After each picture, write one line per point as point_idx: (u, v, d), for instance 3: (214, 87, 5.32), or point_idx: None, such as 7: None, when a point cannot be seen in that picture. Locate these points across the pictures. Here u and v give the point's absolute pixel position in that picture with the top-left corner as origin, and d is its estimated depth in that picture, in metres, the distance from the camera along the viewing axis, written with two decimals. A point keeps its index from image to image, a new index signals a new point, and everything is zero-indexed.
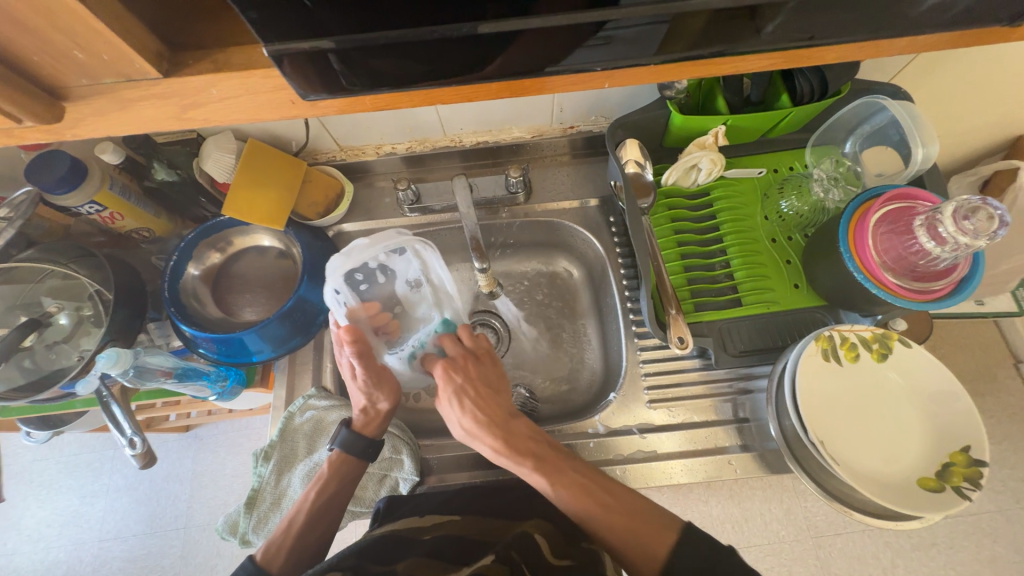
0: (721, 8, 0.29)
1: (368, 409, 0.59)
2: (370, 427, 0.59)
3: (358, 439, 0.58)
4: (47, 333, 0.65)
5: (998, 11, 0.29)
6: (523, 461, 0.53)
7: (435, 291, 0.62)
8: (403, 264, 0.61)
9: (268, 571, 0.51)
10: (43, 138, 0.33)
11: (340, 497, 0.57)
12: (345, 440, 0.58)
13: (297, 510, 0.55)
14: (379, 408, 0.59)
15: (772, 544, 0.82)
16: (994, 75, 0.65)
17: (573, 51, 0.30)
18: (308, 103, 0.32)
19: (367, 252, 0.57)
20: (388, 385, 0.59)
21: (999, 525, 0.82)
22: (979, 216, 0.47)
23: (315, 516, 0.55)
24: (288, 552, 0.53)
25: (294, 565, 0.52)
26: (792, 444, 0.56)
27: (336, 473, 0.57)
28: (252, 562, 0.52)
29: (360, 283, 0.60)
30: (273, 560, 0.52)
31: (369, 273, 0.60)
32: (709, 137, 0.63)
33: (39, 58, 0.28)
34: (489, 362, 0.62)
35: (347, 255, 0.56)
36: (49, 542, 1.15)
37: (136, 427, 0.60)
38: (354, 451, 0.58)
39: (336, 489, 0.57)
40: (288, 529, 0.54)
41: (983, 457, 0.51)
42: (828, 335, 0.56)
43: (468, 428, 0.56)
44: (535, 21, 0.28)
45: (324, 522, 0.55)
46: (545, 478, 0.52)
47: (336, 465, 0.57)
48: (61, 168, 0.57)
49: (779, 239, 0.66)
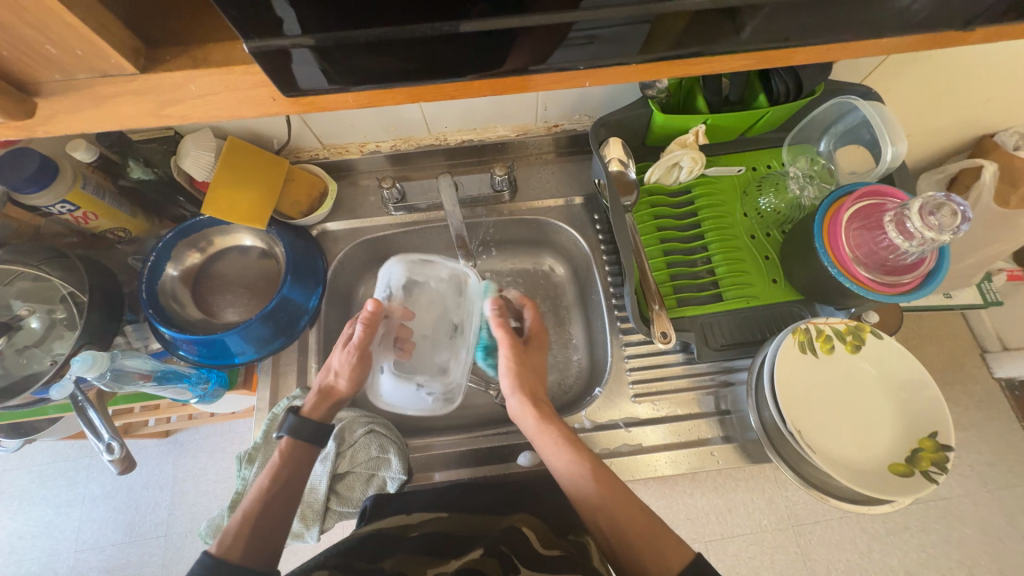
0: (698, 9, 0.29)
1: (324, 390, 0.61)
2: (317, 411, 0.60)
3: (306, 425, 0.58)
4: (16, 338, 0.63)
5: (956, 16, 0.31)
6: (561, 436, 0.55)
7: (466, 341, 0.65)
8: (452, 300, 0.67)
9: (228, 561, 0.47)
10: (12, 135, 0.32)
11: (296, 481, 0.55)
12: (292, 426, 0.57)
13: (248, 499, 0.52)
14: (341, 387, 0.61)
15: (754, 533, 0.85)
16: (957, 77, 0.68)
17: (557, 51, 0.31)
18: (290, 100, 0.32)
19: (438, 267, 0.67)
20: (358, 373, 0.61)
21: (967, 507, 0.86)
22: (943, 212, 0.49)
23: (271, 504, 0.53)
24: (247, 540, 0.49)
25: (255, 553, 0.49)
26: (770, 434, 0.57)
27: (288, 460, 0.56)
28: (208, 557, 0.47)
29: (415, 295, 0.66)
30: (231, 551, 0.48)
31: (422, 293, 0.66)
32: (689, 136, 0.65)
33: (9, 54, 0.28)
34: (540, 339, 0.68)
35: (426, 261, 0.66)
36: (21, 555, 1.11)
37: (114, 431, 0.58)
38: (302, 434, 0.57)
39: (291, 472, 0.55)
40: (243, 518, 0.51)
41: (948, 442, 0.54)
42: (804, 327, 0.58)
43: (522, 400, 0.60)
44: (526, 19, 0.28)
45: (280, 509, 0.53)
46: (588, 467, 0.52)
47: (287, 451, 0.56)
48: (30, 166, 0.55)
49: (758, 235, 0.68)
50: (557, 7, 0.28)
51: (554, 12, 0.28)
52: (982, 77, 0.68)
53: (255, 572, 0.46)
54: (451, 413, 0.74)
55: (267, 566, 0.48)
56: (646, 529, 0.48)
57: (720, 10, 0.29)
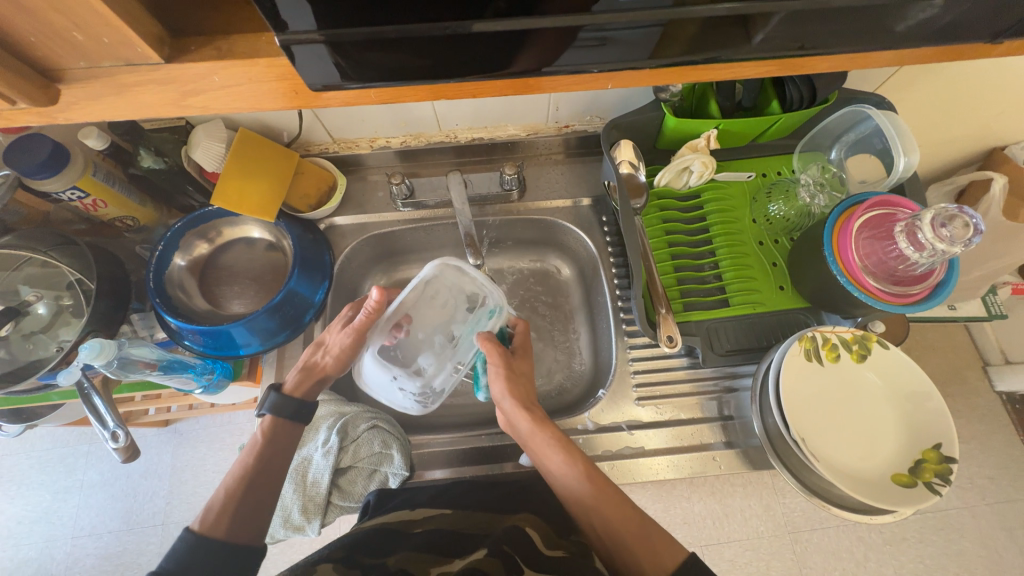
0: (715, 15, 0.29)
1: (309, 367, 0.62)
2: (300, 388, 0.62)
3: (286, 402, 0.60)
4: (24, 323, 0.63)
5: (980, 29, 0.31)
6: (556, 437, 0.55)
7: (457, 353, 0.65)
8: (461, 314, 0.66)
9: (210, 537, 0.49)
10: (33, 120, 0.32)
11: (278, 459, 0.57)
12: (273, 404, 0.59)
13: (230, 477, 0.54)
14: (325, 365, 0.62)
15: (750, 539, 0.85)
16: (970, 89, 0.68)
17: (566, 52, 0.31)
18: (312, 93, 0.32)
19: (468, 280, 0.66)
20: (346, 357, 0.63)
21: (966, 520, 0.86)
22: (955, 224, 0.49)
23: (253, 482, 0.54)
24: (229, 517, 0.51)
25: (237, 528, 0.51)
26: (773, 440, 0.57)
27: (270, 438, 0.58)
28: (191, 533, 0.50)
29: (431, 294, 0.66)
30: (214, 528, 0.50)
31: (440, 296, 0.66)
32: (700, 140, 0.65)
33: (34, 39, 0.28)
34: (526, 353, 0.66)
35: (460, 268, 0.65)
36: (19, 539, 1.12)
37: (118, 419, 0.58)
38: (283, 413, 0.59)
39: (273, 451, 0.57)
40: (226, 496, 0.53)
41: (952, 454, 0.54)
42: (810, 335, 0.58)
43: (514, 404, 0.58)
44: (531, 22, 0.28)
45: (262, 486, 0.55)
46: (581, 471, 0.52)
47: (268, 430, 0.58)
48: (42, 152, 0.55)
49: (766, 242, 0.68)
50: (568, 11, 0.28)
51: (561, 15, 0.28)
52: (995, 90, 0.68)
53: (234, 546, 0.49)
54: (453, 410, 0.74)
55: (248, 543, 0.51)
56: (636, 527, 0.48)
57: (740, 17, 0.29)
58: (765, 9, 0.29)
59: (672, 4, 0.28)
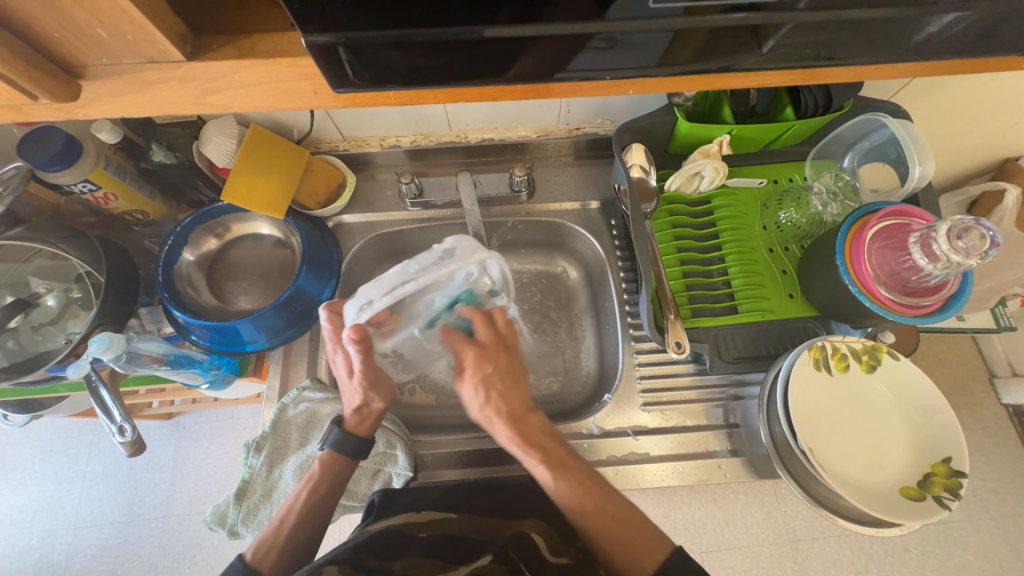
0: (725, 25, 0.29)
1: (361, 410, 0.60)
2: (363, 426, 0.60)
3: (349, 438, 0.58)
4: (33, 314, 0.64)
5: (1007, 42, 0.30)
6: (546, 428, 0.58)
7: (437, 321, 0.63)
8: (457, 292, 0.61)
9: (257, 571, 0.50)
10: (54, 116, 0.32)
11: (329, 496, 0.57)
12: (336, 439, 0.58)
13: (284, 510, 0.55)
14: (376, 408, 0.60)
15: (751, 547, 0.85)
16: (986, 100, 0.67)
17: (581, 54, 0.30)
18: (331, 94, 0.32)
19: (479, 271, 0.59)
20: (385, 385, 0.61)
21: (968, 533, 0.85)
22: (972, 235, 0.48)
23: (303, 518, 0.55)
24: (278, 553, 0.52)
25: (284, 565, 0.52)
26: (779, 449, 0.57)
27: (327, 475, 0.58)
28: (242, 563, 0.51)
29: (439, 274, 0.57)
30: (263, 562, 0.51)
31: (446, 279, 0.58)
32: (713, 146, 0.65)
33: (59, 35, 0.28)
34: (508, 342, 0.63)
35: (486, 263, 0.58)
36: (22, 527, 1.12)
37: (126, 413, 0.58)
38: (342, 450, 0.58)
39: (328, 489, 0.57)
40: (277, 530, 0.53)
41: (963, 468, 0.53)
42: (821, 345, 0.58)
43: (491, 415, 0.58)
44: (542, 28, 0.28)
45: (312, 523, 0.55)
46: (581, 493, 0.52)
47: (325, 466, 0.57)
48: (55, 145, 0.56)
49: (776, 249, 0.68)
50: (570, 19, 0.28)
51: (580, 20, 0.28)
52: (1012, 101, 0.68)
53: None
54: (458, 411, 0.74)
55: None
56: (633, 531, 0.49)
57: (751, 27, 0.29)
58: (772, 19, 0.28)
59: (682, 13, 0.28)
